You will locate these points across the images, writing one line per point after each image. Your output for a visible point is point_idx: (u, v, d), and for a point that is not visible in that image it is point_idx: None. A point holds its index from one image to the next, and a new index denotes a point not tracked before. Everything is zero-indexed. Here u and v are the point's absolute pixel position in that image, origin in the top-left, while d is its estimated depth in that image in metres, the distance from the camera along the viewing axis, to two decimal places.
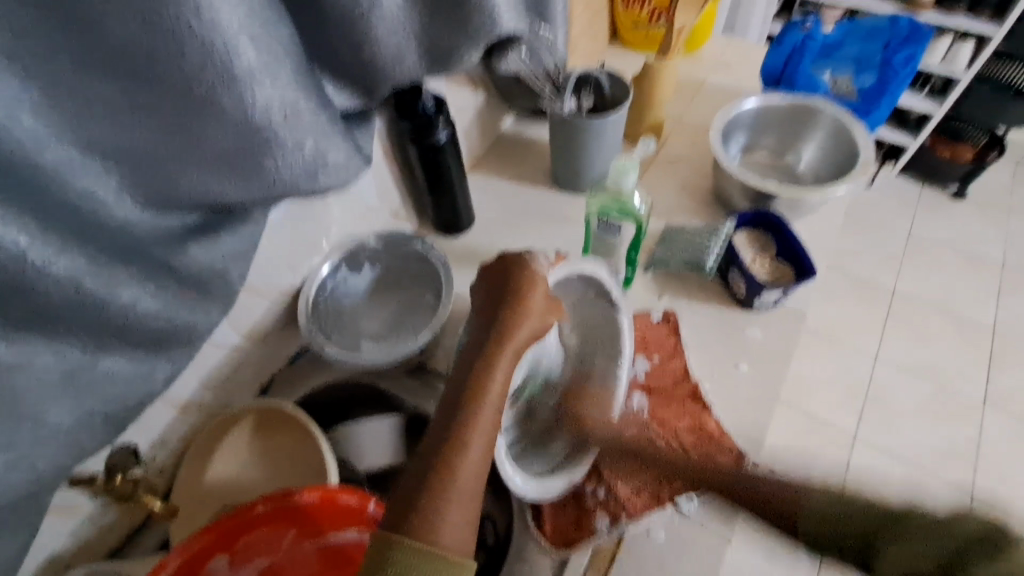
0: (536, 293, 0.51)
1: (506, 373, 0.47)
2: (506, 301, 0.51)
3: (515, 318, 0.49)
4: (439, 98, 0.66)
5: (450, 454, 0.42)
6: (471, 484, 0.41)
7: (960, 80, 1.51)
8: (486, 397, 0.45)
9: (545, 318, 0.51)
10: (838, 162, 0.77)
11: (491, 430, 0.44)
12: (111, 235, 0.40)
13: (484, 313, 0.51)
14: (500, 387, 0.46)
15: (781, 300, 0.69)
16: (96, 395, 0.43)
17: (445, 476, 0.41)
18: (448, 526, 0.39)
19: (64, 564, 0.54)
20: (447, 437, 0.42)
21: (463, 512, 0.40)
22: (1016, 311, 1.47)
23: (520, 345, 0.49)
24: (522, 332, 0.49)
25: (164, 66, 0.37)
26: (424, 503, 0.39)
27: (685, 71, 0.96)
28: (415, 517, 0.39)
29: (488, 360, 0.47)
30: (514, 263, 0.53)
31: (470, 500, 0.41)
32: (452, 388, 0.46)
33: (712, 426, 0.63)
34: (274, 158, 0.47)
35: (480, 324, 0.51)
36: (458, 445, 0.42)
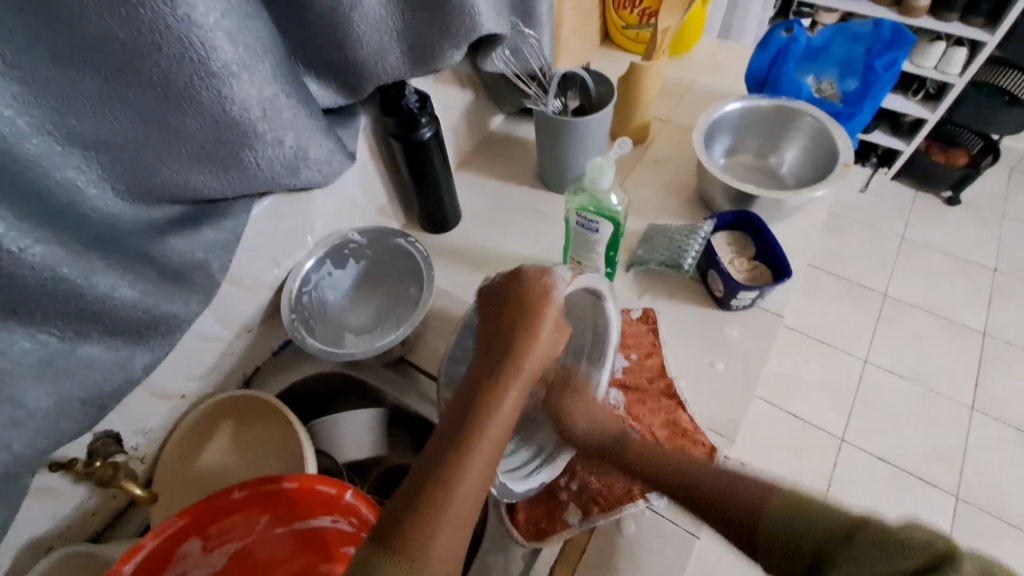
0: (548, 319, 0.51)
1: (515, 397, 0.46)
2: (520, 322, 0.51)
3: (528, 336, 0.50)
4: (422, 95, 0.67)
5: (446, 474, 0.40)
6: (466, 505, 0.39)
7: (954, 84, 1.52)
8: (491, 420, 0.44)
9: (556, 344, 0.52)
10: (819, 163, 0.78)
11: (492, 452, 0.43)
12: (91, 223, 0.42)
13: (496, 336, 0.51)
14: (508, 412, 0.45)
15: (758, 299, 0.70)
16: (74, 381, 0.44)
17: (440, 498, 0.38)
18: (442, 543, 0.37)
19: (46, 547, 0.55)
20: (445, 457, 0.41)
21: (455, 537, 0.38)
22: (1007, 316, 1.47)
23: (531, 370, 0.48)
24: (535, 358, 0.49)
25: (144, 61, 0.39)
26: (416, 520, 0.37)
27: (674, 73, 0.97)
28: (405, 533, 0.36)
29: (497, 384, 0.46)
30: (533, 282, 0.53)
31: (465, 524, 0.39)
32: (458, 408, 0.45)
33: (685, 421, 0.64)
34: (254, 151, 0.49)
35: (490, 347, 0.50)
36: (456, 465, 0.40)
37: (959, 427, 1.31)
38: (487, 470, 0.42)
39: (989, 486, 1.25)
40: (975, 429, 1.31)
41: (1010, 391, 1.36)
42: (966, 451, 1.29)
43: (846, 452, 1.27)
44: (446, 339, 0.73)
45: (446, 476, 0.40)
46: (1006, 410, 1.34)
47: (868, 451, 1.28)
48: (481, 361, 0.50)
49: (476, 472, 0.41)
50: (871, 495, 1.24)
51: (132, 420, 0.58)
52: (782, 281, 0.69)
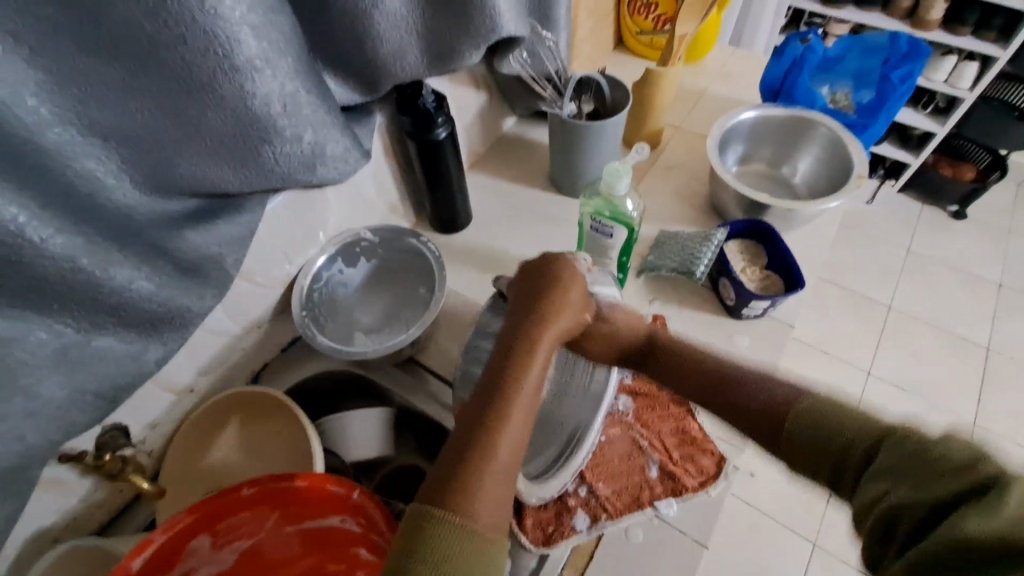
0: (573, 292, 0.52)
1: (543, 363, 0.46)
2: (540, 300, 0.50)
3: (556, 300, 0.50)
4: (439, 96, 0.66)
5: (487, 433, 0.39)
6: (509, 464, 0.39)
7: (964, 99, 1.53)
8: (524, 379, 0.43)
9: (578, 317, 0.51)
10: (833, 174, 0.78)
11: (529, 408, 0.42)
12: (109, 215, 0.42)
13: (520, 308, 0.50)
14: (538, 374, 0.45)
15: (769, 309, 0.69)
16: (88, 373, 0.44)
17: (484, 452, 0.38)
18: (486, 503, 0.36)
19: (51, 539, 0.55)
20: (485, 418, 0.40)
21: (500, 493, 0.38)
22: (1011, 332, 1.47)
23: (558, 336, 0.49)
24: (559, 325, 0.49)
25: (169, 53, 0.39)
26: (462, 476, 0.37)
27: (688, 80, 0.97)
28: (452, 492, 0.36)
29: (526, 348, 0.46)
30: (558, 264, 0.54)
31: (507, 484, 0.38)
32: (488, 374, 0.44)
33: (694, 430, 0.64)
34: (272, 146, 0.48)
35: (517, 317, 0.50)
36: (497, 426, 0.40)
37: None
38: (524, 426, 0.41)
39: None
40: None
41: (1014, 407, 1.35)
42: None
43: None
44: (455, 340, 0.73)
45: (485, 441, 0.39)
46: (1009, 426, 1.33)
47: None
48: (507, 330, 0.49)
49: (515, 430, 0.40)
50: None
51: (141, 413, 0.57)
52: (795, 291, 0.68)
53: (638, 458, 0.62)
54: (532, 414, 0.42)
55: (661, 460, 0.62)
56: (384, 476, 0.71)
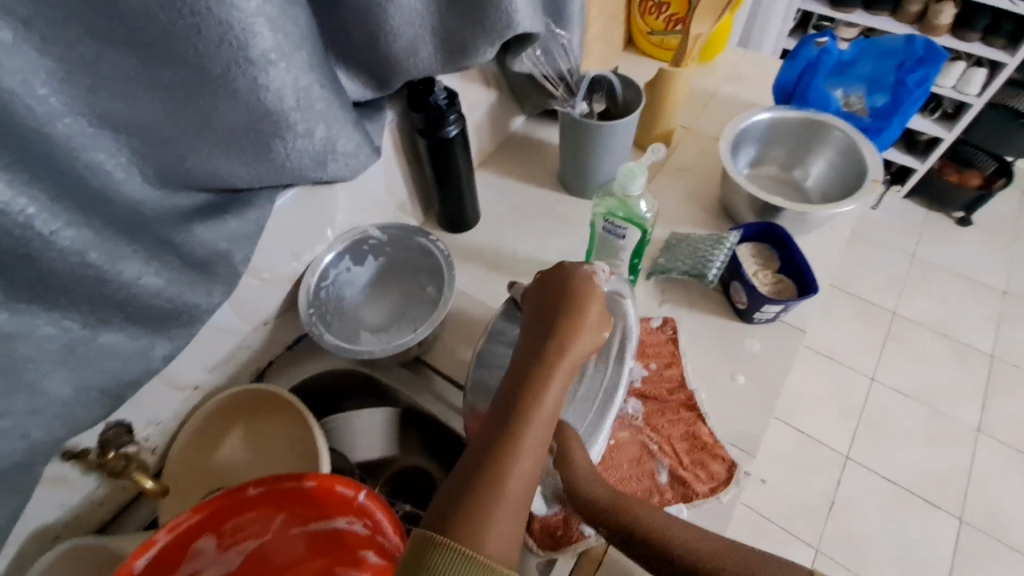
0: (591, 309, 0.52)
1: (560, 386, 0.46)
2: (557, 320, 0.50)
3: (572, 322, 0.50)
4: (452, 93, 0.65)
5: (499, 463, 0.41)
6: (520, 493, 0.40)
7: (972, 105, 1.52)
8: (539, 408, 0.44)
9: (598, 334, 0.51)
10: (847, 179, 0.77)
11: (542, 437, 0.43)
12: (117, 208, 0.41)
13: (536, 328, 0.51)
14: (554, 399, 0.46)
15: (781, 313, 0.69)
16: (93, 369, 0.43)
17: (495, 483, 0.40)
18: (495, 534, 0.37)
19: (53, 537, 0.54)
20: (497, 446, 0.42)
21: (510, 521, 0.39)
22: (1016, 339, 1.46)
23: (576, 357, 0.49)
24: (578, 345, 0.49)
25: (181, 44, 0.38)
26: (471, 505, 0.38)
27: (699, 82, 0.96)
28: (460, 523, 0.37)
29: (541, 371, 0.46)
30: (576, 279, 0.54)
31: (517, 512, 0.40)
32: (503, 399, 0.45)
33: (705, 435, 0.63)
34: (284, 142, 0.48)
35: (533, 337, 0.50)
36: (508, 456, 0.41)
37: (965, 449, 1.30)
38: (536, 454, 0.42)
39: (995, 510, 1.24)
40: (981, 452, 1.30)
41: (1019, 416, 1.35)
42: (972, 473, 1.28)
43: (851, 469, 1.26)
44: (462, 340, 0.72)
45: (496, 471, 0.40)
46: (1013, 434, 1.33)
47: (874, 469, 1.27)
48: (523, 351, 0.49)
49: (527, 460, 0.42)
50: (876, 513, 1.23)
51: (144, 410, 0.57)
52: (808, 296, 0.67)
53: (647, 462, 0.61)
54: (543, 442, 0.43)
55: (671, 465, 0.61)
56: (390, 477, 0.71)
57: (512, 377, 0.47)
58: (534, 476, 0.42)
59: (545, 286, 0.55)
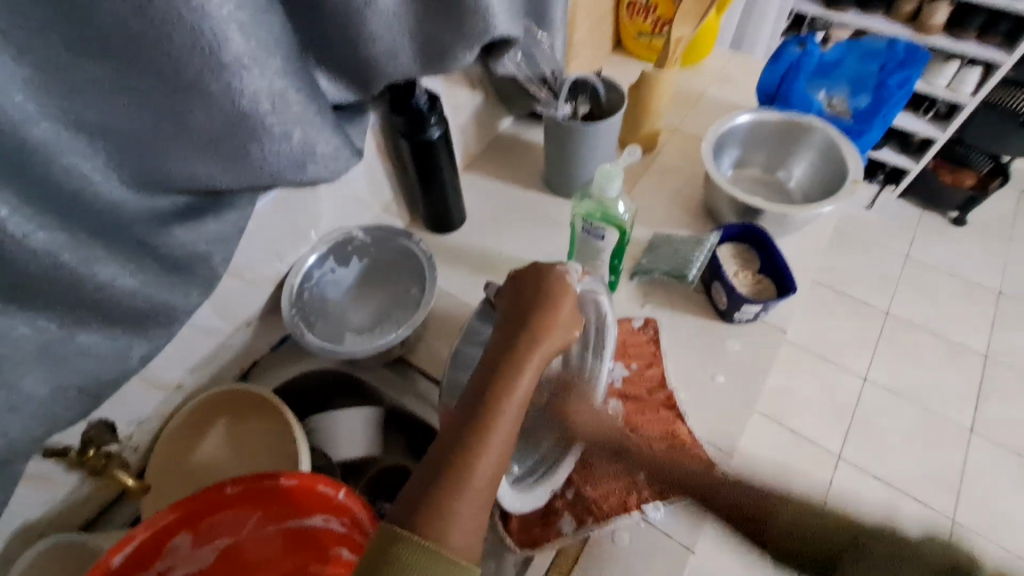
0: (564, 306, 0.52)
1: (531, 381, 0.47)
2: (531, 315, 0.51)
3: (545, 318, 0.51)
4: (433, 96, 0.66)
5: (466, 455, 0.41)
6: (486, 486, 0.41)
7: (967, 105, 1.51)
8: (509, 400, 0.44)
9: (570, 331, 0.52)
10: (828, 180, 0.77)
11: (511, 431, 0.43)
12: (95, 211, 0.41)
13: (510, 323, 0.51)
14: (524, 392, 0.46)
15: (761, 314, 0.69)
16: (70, 368, 0.43)
17: (462, 474, 0.40)
18: (458, 527, 0.38)
19: (38, 533, 0.55)
20: (465, 438, 0.42)
21: (475, 513, 0.39)
22: (1009, 340, 1.46)
23: (549, 351, 0.49)
24: (550, 341, 0.50)
25: (153, 50, 0.38)
26: (437, 498, 0.39)
27: (685, 83, 0.97)
28: (425, 515, 0.38)
29: (513, 365, 0.47)
30: (550, 276, 0.54)
31: (483, 504, 0.40)
32: (473, 391, 0.45)
33: (683, 433, 0.63)
34: (262, 145, 0.48)
35: (505, 332, 0.51)
36: (477, 448, 0.41)
37: (957, 449, 1.30)
38: (505, 445, 0.43)
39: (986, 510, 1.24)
40: (973, 452, 1.30)
41: (1011, 416, 1.35)
42: (963, 473, 1.28)
43: (842, 469, 1.26)
44: (446, 340, 0.73)
45: (464, 462, 0.41)
46: (1005, 435, 1.33)
47: (864, 469, 1.27)
48: (496, 345, 0.50)
49: (495, 453, 0.42)
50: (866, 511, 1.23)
51: (127, 410, 0.57)
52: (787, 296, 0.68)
53: None
54: (512, 433, 0.43)
55: None
56: (373, 476, 0.72)
57: (484, 370, 0.47)
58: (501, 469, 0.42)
59: (518, 285, 0.55)
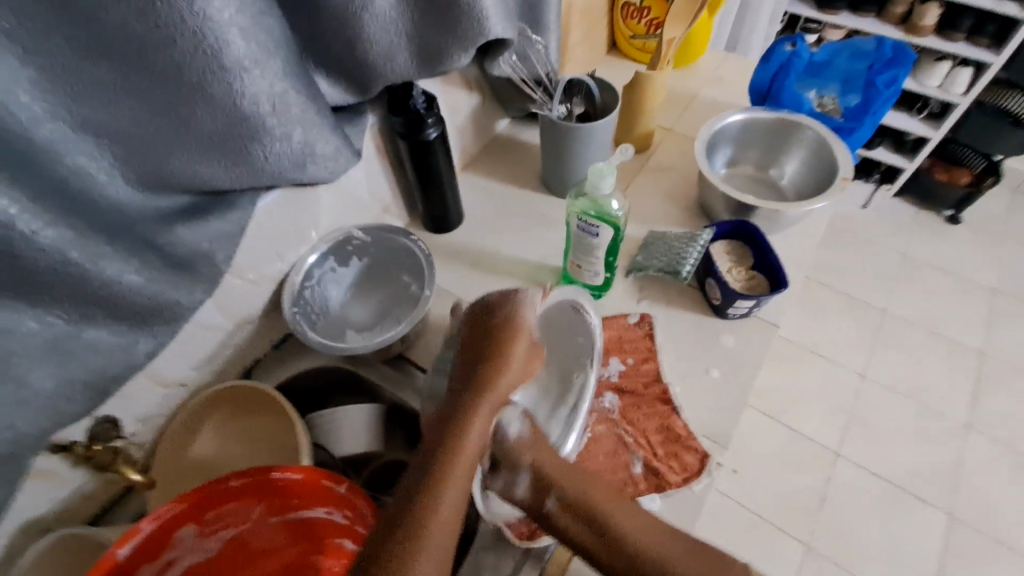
0: (518, 339, 0.55)
1: (484, 421, 0.50)
2: (488, 350, 0.54)
3: (503, 353, 0.53)
4: (429, 97, 0.68)
5: (425, 497, 0.44)
6: (448, 523, 0.44)
7: (958, 104, 1.53)
8: (462, 443, 0.47)
9: (524, 365, 0.54)
10: (819, 177, 0.79)
11: (470, 466, 0.47)
12: (101, 210, 0.43)
13: (466, 362, 0.55)
14: (478, 432, 0.49)
15: (754, 308, 0.70)
16: (78, 363, 0.45)
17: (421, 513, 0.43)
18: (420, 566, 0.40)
19: (44, 528, 0.56)
20: (423, 483, 0.45)
21: (440, 547, 0.42)
22: (1005, 337, 1.47)
23: (502, 388, 0.52)
24: (504, 378, 0.52)
25: (157, 52, 0.40)
26: (398, 540, 0.42)
27: (678, 84, 0.98)
28: (388, 555, 0.41)
29: (466, 409, 0.50)
30: (507, 309, 0.57)
31: (445, 541, 0.43)
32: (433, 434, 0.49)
33: (679, 427, 0.64)
34: (262, 145, 0.50)
35: (462, 373, 0.54)
36: (434, 490, 0.44)
37: (953, 445, 1.31)
38: (464, 484, 0.46)
39: (984, 506, 1.24)
40: (970, 448, 1.31)
41: (1006, 412, 1.36)
42: (960, 469, 1.28)
43: (841, 466, 1.27)
44: (445, 338, 0.74)
45: (424, 502, 0.44)
46: (1002, 431, 1.33)
47: (863, 466, 1.27)
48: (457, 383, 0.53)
49: (452, 491, 0.45)
50: (864, 507, 1.23)
51: (130, 406, 0.58)
52: (779, 291, 0.69)
53: (623, 455, 0.63)
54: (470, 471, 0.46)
55: (645, 457, 0.63)
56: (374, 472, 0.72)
57: (442, 413, 0.51)
58: (462, 507, 0.45)
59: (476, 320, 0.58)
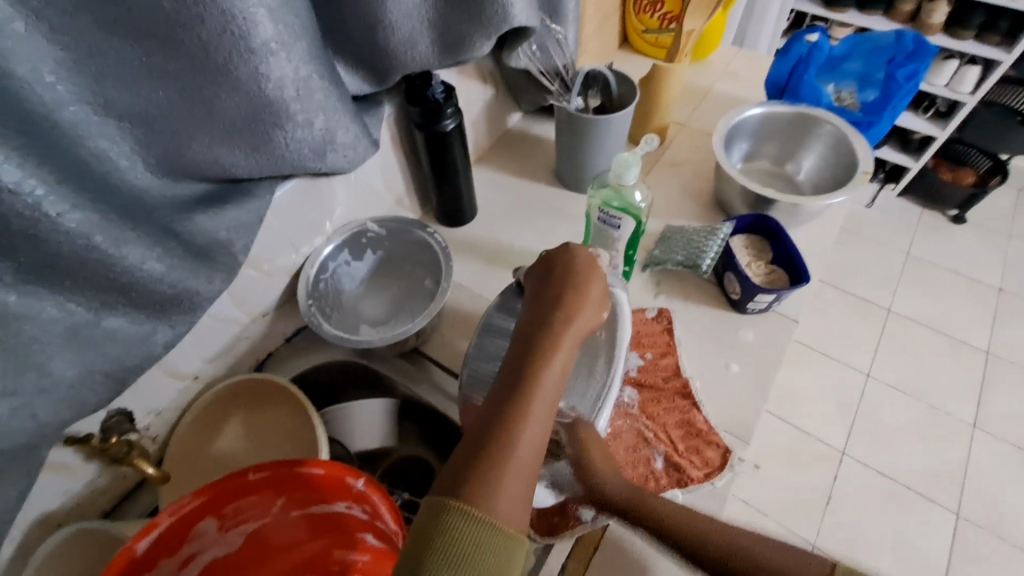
0: (593, 286, 0.53)
1: (565, 358, 0.47)
2: (564, 294, 0.52)
3: (578, 297, 0.51)
4: (449, 87, 0.67)
5: (509, 425, 0.41)
6: (529, 459, 0.40)
7: (965, 103, 1.52)
8: (543, 379, 0.44)
9: (599, 312, 0.52)
10: (838, 172, 0.78)
11: (550, 404, 0.43)
12: (122, 194, 0.42)
13: (539, 303, 0.52)
14: (559, 369, 0.46)
15: (775, 302, 0.69)
16: (98, 353, 0.43)
17: (504, 445, 0.40)
18: (505, 498, 0.37)
19: (56, 523, 0.55)
20: (504, 411, 0.42)
21: (521, 485, 0.39)
22: (1012, 335, 1.46)
23: (580, 330, 0.50)
24: (582, 319, 0.50)
25: (183, 31, 0.38)
26: (482, 469, 0.38)
27: (692, 79, 0.98)
28: (473, 486, 0.37)
29: (550, 342, 0.47)
30: (581, 260, 0.55)
31: (527, 479, 0.39)
32: (511, 369, 0.46)
33: (700, 422, 0.64)
34: (284, 131, 0.49)
35: (536, 313, 0.51)
36: (518, 420, 0.41)
37: (960, 443, 1.30)
38: (543, 426, 0.42)
39: (991, 505, 1.24)
40: (976, 447, 1.30)
41: (1013, 412, 1.35)
42: (967, 468, 1.27)
43: (847, 463, 1.26)
44: (460, 332, 0.73)
45: (507, 431, 0.40)
46: (1008, 429, 1.32)
47: (869, 464, 1.27)
48: (533, 320, 0.50)
49: (535, 426, 0.41)
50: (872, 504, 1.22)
51: (145, 398, 0.57)
52: (800, 285, 0.68)
53: (643, 450, 0.62)
54: (551, 410, 0.43)
55: (666, 452, 0.62)
56: (387, 469, 0.72)
57: (518, 349, 0.48)
58: (541, 450, 0.42)
59: (547, 269, 0.56)
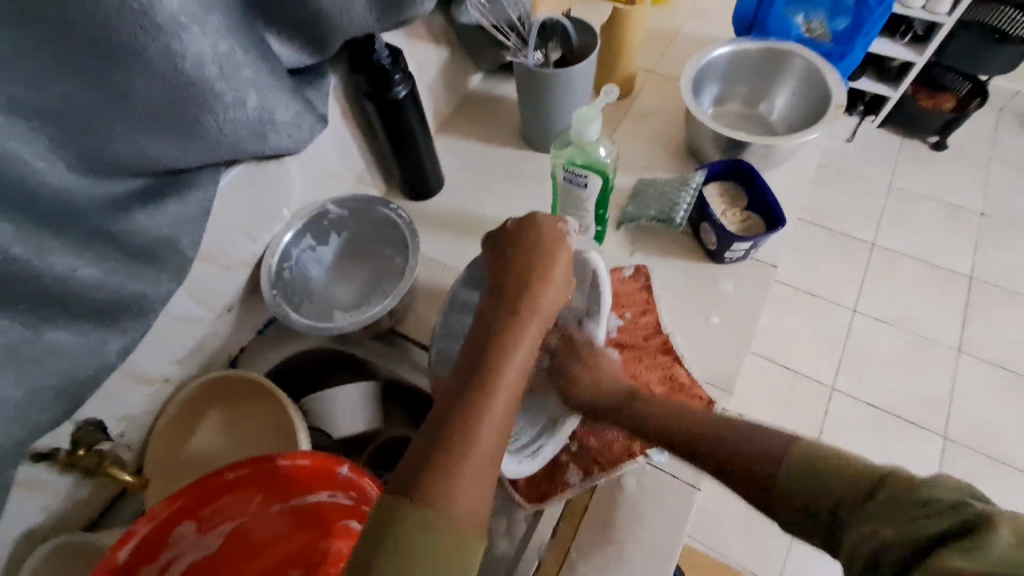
0: (560, 266, 0.51)
1: (528, 344, 0.46)
2: (528, 274, 0.50)
3: (542, 277, 0.50)
4: (395, 50, 0.62)
5: (468, 421, 0.40)
6: (489, 456, 0.39)
7: (943, 24, 1.32)
8: (505, 369, 0.43)
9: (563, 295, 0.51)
10: (810, 107, 0.76)
11: (511, 395, 0.42)
12: (44, 200, 0.39)
13: (505, 284, 0.50)
14: (523, 354, 0.45)
15: (751, 250, 0.68)
16: (43, 368, 0.42)
17: (462, 444, 0.39)
18: (464, 497, 0.36)
19: (40, 539, 0.54)
20: (465, 403, 0.41)
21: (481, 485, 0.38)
22: (996, 258, 1.44)
23: (545, 315, 0.48)
24: (547, 300, 0.49)
25: (77, 11, 0.35)
26: (440, 467, 0.37)
27: (657, 22, 0.93)
28: (426, 486, 0.36)
29: (511, 327, 0.46)
30: (545, 235, 0.53)
31: (487, 475, 0.39)
32: (472, 356, 0.44)
33: (683, 376, 0.63)
34: (214, 115, 0.46)
35: (500, 295, 0.49)
36: (479, 413, 0.40)
37: (945, 371, 1.30)
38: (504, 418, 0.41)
39: (979, 427, 1.25)
40: (961, 372, 1.30)
41: (999, 333, 1.35)
42: (953, 394, 1.28)
43: (836, 400, 1.27)
44: (435, 308, 0.72)
45: (465, 430, 0.39)
46: (995, 352, 1.32)
47: (859, 399, 1.28)
48: (495, 302, 0.48)
49: (498, 418, 0.41)
50: (858, 434, 1.24)
51: (113, 406, 0.56)
52: (777, 229, 0.67)
53: None
54: (512, 402, 0.42)
55: None
56: (376, 450, 0.73)
57: (480, 333, 0.46)
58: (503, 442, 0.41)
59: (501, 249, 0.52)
